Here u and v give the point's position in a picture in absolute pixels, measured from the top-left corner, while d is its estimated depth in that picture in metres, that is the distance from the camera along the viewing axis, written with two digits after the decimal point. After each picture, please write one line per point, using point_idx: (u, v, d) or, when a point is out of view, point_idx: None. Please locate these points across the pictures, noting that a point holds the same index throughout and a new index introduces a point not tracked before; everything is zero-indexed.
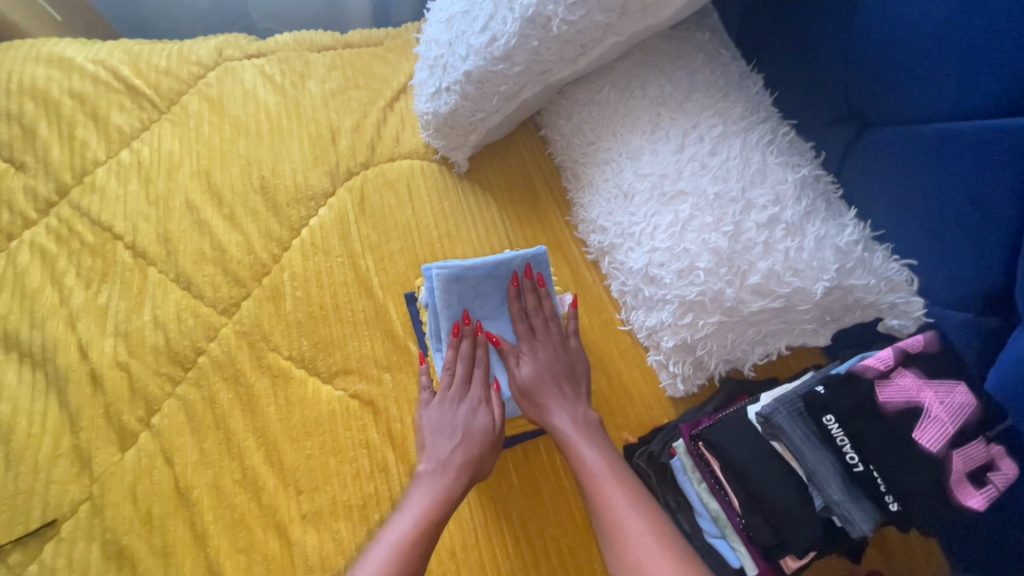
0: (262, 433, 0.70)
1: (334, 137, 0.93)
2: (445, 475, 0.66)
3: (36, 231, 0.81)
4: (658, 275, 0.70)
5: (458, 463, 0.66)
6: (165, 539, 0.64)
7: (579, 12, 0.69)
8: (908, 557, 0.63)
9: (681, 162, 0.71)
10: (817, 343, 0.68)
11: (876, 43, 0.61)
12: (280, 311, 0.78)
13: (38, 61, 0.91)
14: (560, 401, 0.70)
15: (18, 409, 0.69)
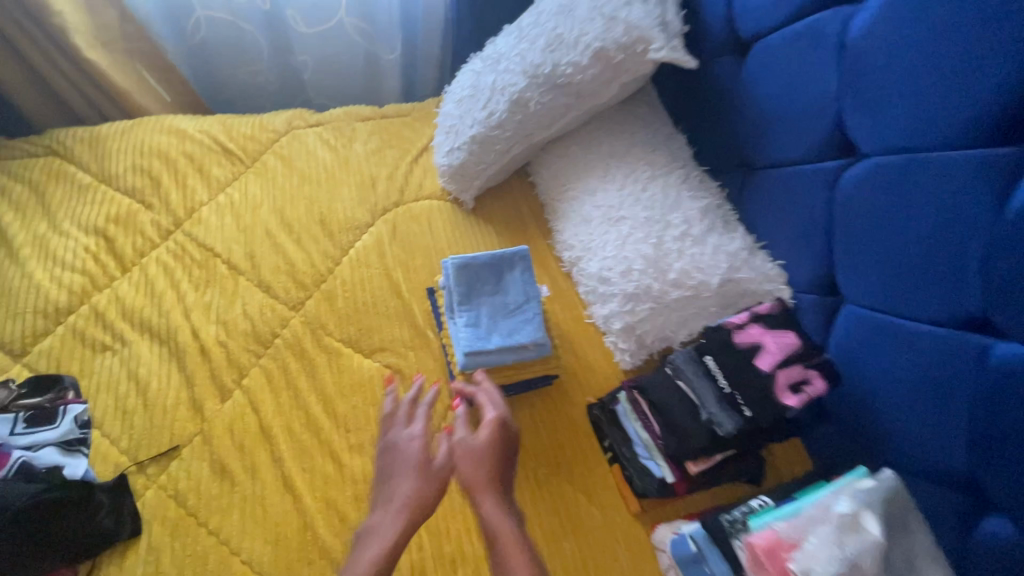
0: (321, 391, 0.97)
1: (374, 184, 1.25)
2: (389, 521, 0.67)
3: (159, 250, 1.11)
4: (608, 276, 0.97)
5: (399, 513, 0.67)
6: (253, 460, 0.89)
7: (548, 97, 0.99)
8: (786, 459, 0.88)
9: (622, 196, 1.00)
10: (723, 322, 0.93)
11: (747, 116, 0.91)
12: (334, 307, 1.06)
13: (161, 132, 1.25)
14: (495, 473, 0.73)
15: (151, 372, 0.96)
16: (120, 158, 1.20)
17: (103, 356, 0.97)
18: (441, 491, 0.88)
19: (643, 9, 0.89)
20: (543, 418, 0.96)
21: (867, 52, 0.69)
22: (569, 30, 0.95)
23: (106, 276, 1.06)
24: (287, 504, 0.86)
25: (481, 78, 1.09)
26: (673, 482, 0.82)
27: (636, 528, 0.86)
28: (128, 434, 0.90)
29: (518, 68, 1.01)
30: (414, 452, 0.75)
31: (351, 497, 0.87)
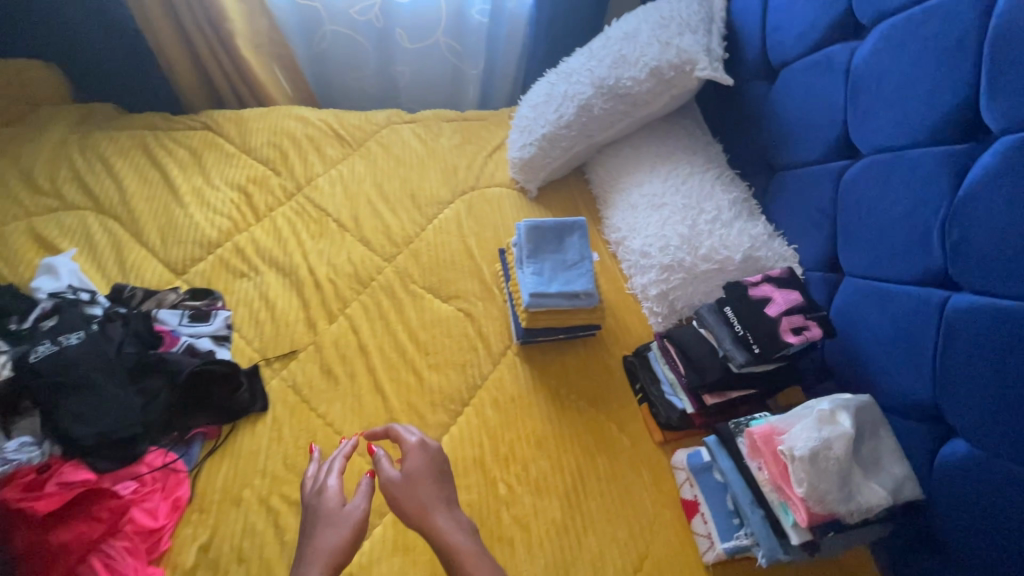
0: (407, 323, 1.19)
1: (455, 171, 1.51)
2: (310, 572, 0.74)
3: (285, 207, 1.38)
4: (648, 251, 1.17)
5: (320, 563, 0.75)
6: (353, 367, 1.12)
7: (610, 104, 1.23)
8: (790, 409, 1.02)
9: (665, 187, 1.21)
10: None
11: (773, 126, 1.11)
12: (419, 262, 1.30)
13: (290, 117, 1.55)
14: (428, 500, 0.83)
15: (277, 295, 1.21)
16: (259, 136, 1.50)
17: (242, 280, 1.23)
18: (500, 407, 1.08)
19: (693, 38, 1.12)
20: (586, 363, 1.16)
21: (866, 75, 0.89)
22: (631, 51, 1.18)
23: (244, 222, 1.33)
24: (378, 402, 1.08)
25: (555, 87, 1.33)
26: (692, 412, 1.01)
27: (657, 454, 1.04)
28: (259, 337, 1.14)
29: (587, 80, 1.25)
30: (331, 511, 0.82)
31: (428, 402, 1.08)
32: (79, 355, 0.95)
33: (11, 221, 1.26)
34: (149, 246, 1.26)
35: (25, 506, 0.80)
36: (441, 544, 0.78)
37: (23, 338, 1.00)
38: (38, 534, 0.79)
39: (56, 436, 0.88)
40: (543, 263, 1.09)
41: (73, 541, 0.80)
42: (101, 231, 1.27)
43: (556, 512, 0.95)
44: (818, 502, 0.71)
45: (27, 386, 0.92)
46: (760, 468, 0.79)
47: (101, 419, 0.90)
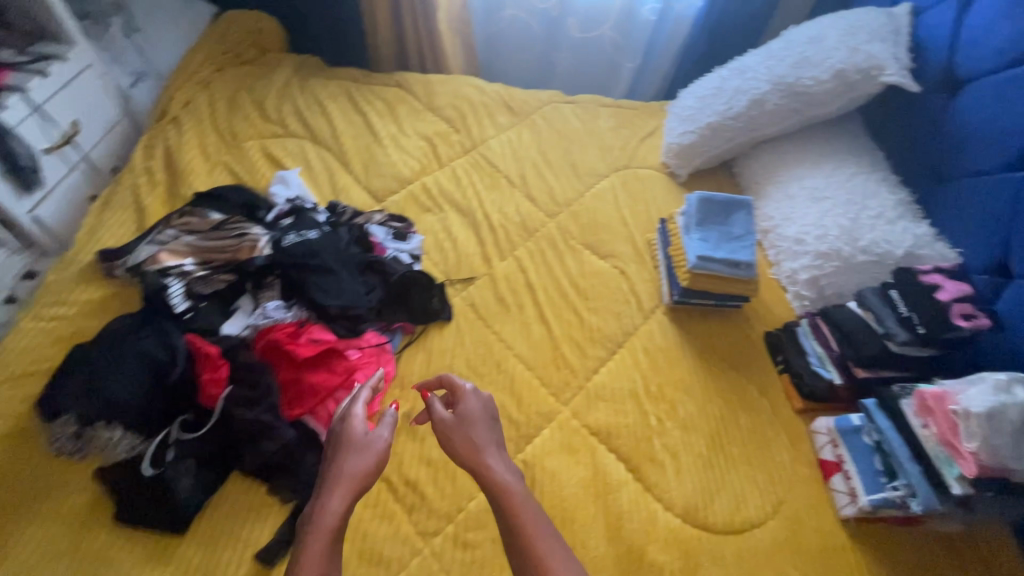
0: (568, 271, 1.33)
1: (610, 150, 1.64)
2: (339, 501, 0.72)
3: (462, 159, 1.56)
4: (804, 238, 1.25)
5: (351, 486, 0.74)
6: (521, 300, 1.27)
7: (785, 100, 1.34)
8: None
9: (827, 183, 1.29)
10: None
11: (950, 135, 1.18)
12: (578, 222, 1.44)
13: (468, 85, 1.75)
14: (481, 436, 0.82)
15: (457, 230, 1.38)
16: (441, 97, 1.70)
17: (427, 214, 1.42)
18: (650, 354, 1.20)
19: (882, 46, 1.24)
20: (729, 332, 1.26)
21: None
22: (815, 55, 1.30)
23: (429, 167, 1.52)
24: (543, 331, 1.22)
25: (726, 83, 1.45)
26: (839, 383, 1.10)
27: (795, 420, 1.12)
28: (443, 262, 1.31)
29: (764, 77, 1.37)
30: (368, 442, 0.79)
31: (587, 339, 1.21)
32: (321, 246, 1.17)
33: (248, 139, 1.51)
34: (354, 175, 1.47)
35: (288, 348, 1.01)
36: (495, 485, 0.75)
37: (273, 229, 1.23)
38: (296, 372, 1.00)
39: (306, 305, 1.10)
40: (710, 232, 1.20)
41: (319, 383, 0.99)
42: (316, 158, 1.49)
43: (702, 449, 1.06)
44: (989, 455, 0.82)
45: (282, 264, 1.14)
46: (926, 425, 0.94)
47: (338, 297, 1.10)
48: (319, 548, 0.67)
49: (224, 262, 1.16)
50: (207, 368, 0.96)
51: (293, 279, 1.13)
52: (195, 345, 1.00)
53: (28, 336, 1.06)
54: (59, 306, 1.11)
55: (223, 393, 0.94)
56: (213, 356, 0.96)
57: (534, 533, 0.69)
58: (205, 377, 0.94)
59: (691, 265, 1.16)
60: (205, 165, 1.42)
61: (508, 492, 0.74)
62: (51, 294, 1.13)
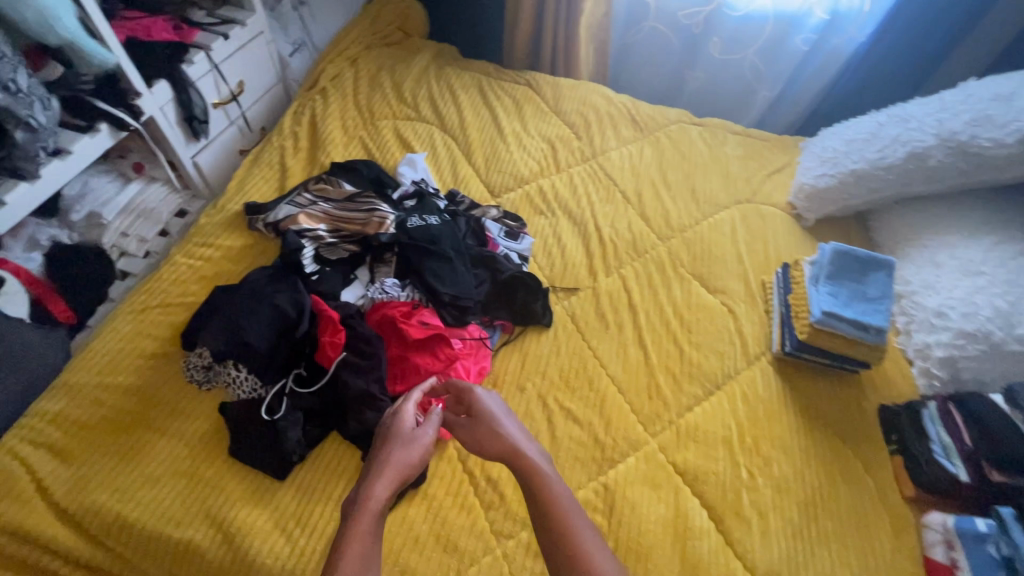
0: (674, 300, 1.30)
1: (734, 180, 1.57)
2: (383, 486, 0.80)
3: (581, 167, 1.55)
4: (947, 312, 1.13)
5: (394, 472, 0.82)
6: (622, 320, 1.25)
7: (952, 158, 1.22)
8: None
9: (985, 257, 1.16)
10: None
11: None
12: (691, 250, 1.40)
13: (597, 93, 1.73)
14: (501, 430, 0.89)
15: (567, 238, 1.38)
16: (569, 102, 1.70)
17: (540, 217, 1.43)
18: (749, 402, 1.14)
19: None
20: (839, 395, 1.18)
21: None
22: (1001, 115, 1.18)
23: (547, 171, 1.53)
24: (640, 356, 1.19)
25: (883, 129, 1.35)
26: (966, 481, 0.98)
27: (902, 507, 1.03)
28: (550, 267, 1.32)
29: (931, 131, 1.25)
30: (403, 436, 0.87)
31: (686, 372, 1.17)
32: (441, 233, 1.21)
33: (383, 118, 1.59)
34: (475, 167, 1.51)
35: (401, 326, 1.06)
36: (522, 470, 0.83)
37: (398, 209, 1.30)
38: (404, 351, 1.05)
39: (420, 288, 1.14)
40: (843, 287, 1.12)
41: (423, 365, 1.04)
42: (442, 144, 1.54)
43: (795, 514, 0.99)
44: None
45: (403, 244, 1.20)
46: None
47: (451, 286, 1.13)
48: (368, 526, 0.75)
49: (350, 232, 1.23)
50: (326, 330, 1.03)
51: (411, 260, 1.18)
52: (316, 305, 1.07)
53: (179, 270, 1.19)
54: (206, 248, 1.23)
55: (338, 357, 1.01)
56: (332, 320, 1.03)
57: (564, 507, 0.79)
58: (324, 339, 1.01)
59: (814, 319, 1.10)
60: (343, 137, 1.51)
61: (533, 474, 0.83)
62: (201, 236, 1.25)
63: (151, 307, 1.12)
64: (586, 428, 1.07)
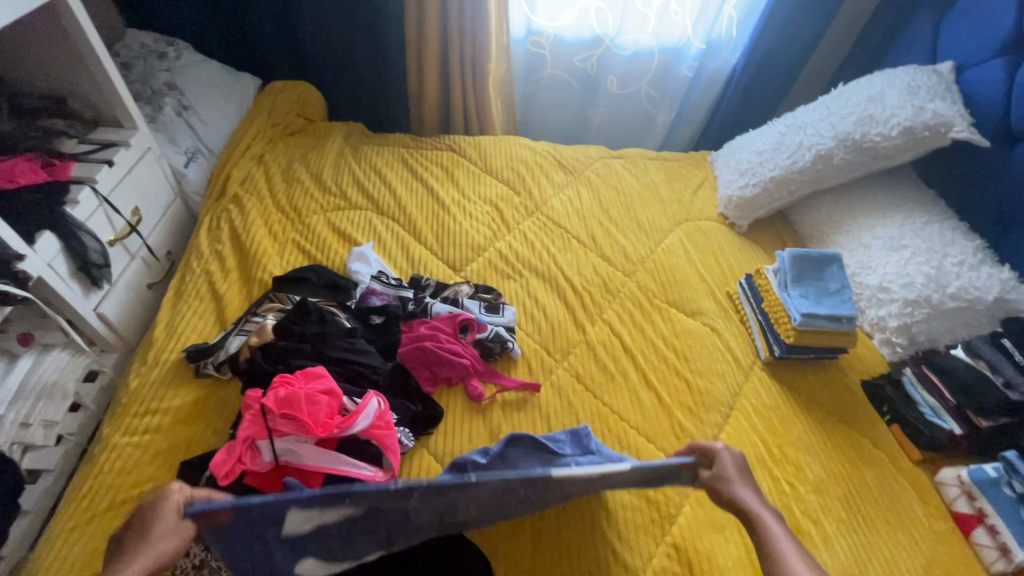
0: (661, 333, 1.32)
1: (669, 202, 1.66)
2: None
3: (530, 223, 1.55)
4: (889, 286, 1.27)
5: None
6: (624, 368, 1.25)
7: (852, 155, 1.38)
8: None
9: (903, 230, 1.33)
10: (981, 330, 1.20)
11: (1008, 183, 1.26)
12: (657, 279, 1.45)
13: (520, 147, 1.76)
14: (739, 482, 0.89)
15: (543, 297, 1.37)
16: (497, 159, 1.71)
17: (511, 281, 1.40)
18: (761, 414, 1.19)
19: (944, 104, 1.29)
20: (830, 384, 1.26)
21: None
22: (881, 112, 1.34)
23: (499, 233, 1.51)
24: (653, 398, 1.19)
25: (785, 138, 1.51)
26: (960, 432, 1.11)
27: (918, 471, 1.12)
28: (538, 331, 1.29)
29: (828, 134, 1.41)
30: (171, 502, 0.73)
31: (699, 403, 1.20)
32: (416, 362, 1.14)
33: (312, 215, 1.47)
34: (427, 246, 1.44)
35: (291, 391, 0.89)
36: (754, 520, 0.84)
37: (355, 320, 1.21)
38: (285, 414, 0.88)
39: (434, 505, 0.79)
40: (807, 287, 1.25)
41: (289, 394, 0.89)
42: (385, 229, 1.46)
43: (841, 512, 1.05)
44: None
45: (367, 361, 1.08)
46: None
47: (561, 447, 1.02)
48: None
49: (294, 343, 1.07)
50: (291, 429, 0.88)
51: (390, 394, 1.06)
52: (236, 459, 0.86)
53: (123, 454, 0.96)
54: (150, 416, 1.01)
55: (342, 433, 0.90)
56: (277, 417, 0.88)
57: (789, 553, 0.77)
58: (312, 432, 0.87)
59: (797, 322, 1.19)
60: (274, 245, 1.37)
61: (760, 523, 0.83)
62: (137, 404, 1.03)
63: (100, 513, 0.89)
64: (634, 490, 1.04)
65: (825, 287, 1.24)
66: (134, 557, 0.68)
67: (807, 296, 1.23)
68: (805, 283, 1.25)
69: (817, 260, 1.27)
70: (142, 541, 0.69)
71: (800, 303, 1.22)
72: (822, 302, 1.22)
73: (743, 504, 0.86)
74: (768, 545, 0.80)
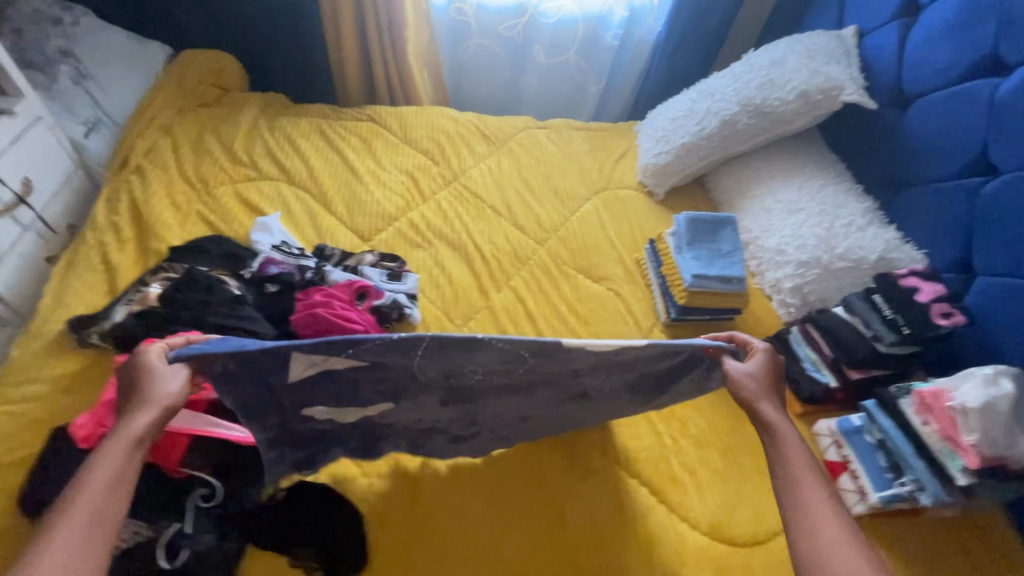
0: (566, 299, 1.34)
1: (589, 171, 1.67)
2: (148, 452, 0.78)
3: (445, 193, 1.55)
4: (784, 249, 1.30)
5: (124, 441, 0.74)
6: (524, 332, 1.27)
7: (755, 120, 1.40)
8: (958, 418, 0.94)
9: (801, 194, 1.36)
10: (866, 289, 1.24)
11: (898, 145, 1.29)
12: (568, 246, 1.46)
13: (442, 117, 1.74)
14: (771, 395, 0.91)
15: (450, 265, 1.37)
16: (418, 129, 1.69)
17: (420, 250, 1.40)
18: None
19: (838, 68, 1.31)
20: None
21: (1011, 104, 1.05)
22: (780, 77, 1.36)
23: (413, 203, 1.51)
24: None
25: (696, 105, 1.51)
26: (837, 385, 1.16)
27: (799, 424, 1.16)
28: (442, 298, 1.30)
29: (733, 99, 1.42)
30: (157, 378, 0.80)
31: None
32: (310, 328, 1.13)
33: (220, 186, 1.45)
34: (337, 217, 1.44)
35: None
36: (766, 427, 0.86)
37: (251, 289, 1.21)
38: None
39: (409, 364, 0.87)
40: (700, 250, 1.27)
41: None
42: (295, 200, 1.45)
43: (718, 463, 1.09)
44: (989, 446, 0.89)
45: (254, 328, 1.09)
46: (926, 422, 0.98)
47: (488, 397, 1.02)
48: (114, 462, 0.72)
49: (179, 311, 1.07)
50: None
51: None
52: (98, 423, 0.87)
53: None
54: (29, 385, 1.01)
55: None
56: None
57: (798, 464, 0.80)
58: None
59: (688, 284, 1.22)
60: (176, 216, 1.35)
61: (771, 429, 0.86)
62: (16, 373, 1.02)
63: None
64: (518, 447, 1.07)
65: (718, 250, 1.27)
66: (131, 421, 0.76)
67: (700, 258, 1.26)
68: (699, 245, 1.28)
69: (713, 223, 1.29)
70: (140, 396, 0.78)
71: (693, 265, 1.24)
72: (714, 264, 1.26)
73: (764, 411, 0.88)
74: (779, 462, 0.82)
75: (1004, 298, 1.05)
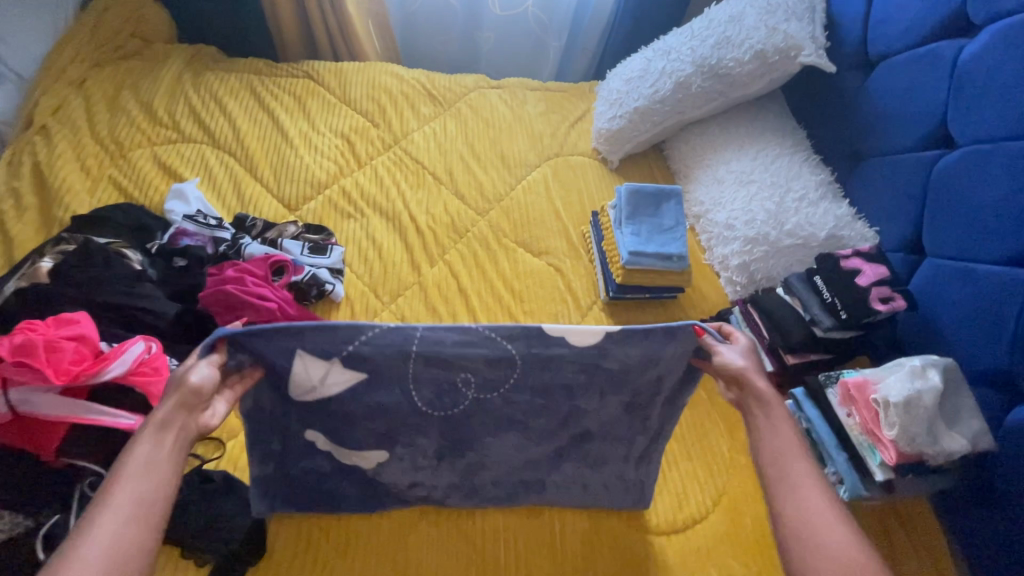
0: (502, 274, 1.27)
1: (540, 136, 1.56)
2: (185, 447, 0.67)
3: (383, 158, 1.45)
4: (733, 224, 1.22)
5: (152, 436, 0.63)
6: (454, 310, 1.20)
7: (710, 83, 1.29)
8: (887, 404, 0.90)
9: (755, 164, 1.27)
10: None
11: (858, 114, 1.20)
12: (510, 217, 1.38)
13: (385, 74, 1.61)
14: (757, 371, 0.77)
15: (381, 237, 1.30)
16: (358, 87, 1.57)
17: (350, 221, 1.32)
18: None
19: (798, 25, 1.21)
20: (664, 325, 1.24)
21: (972, 71, 0.96)
22: (736, 34, 1.25)
23: (346, 169, 1.41)
24: None
25: (651, 64, 1.40)
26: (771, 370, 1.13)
27: (732, 408, 1.13)
28: (369, 274, 1.24)
29: (688, 58, 1.31)
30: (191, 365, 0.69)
31: None
32: (220, 306, 1.06)
33: (136, 149, 1.35)
34: (263, 184, 1.35)
35: (27, 338, 0.83)
36: (760, 402, 0.74)
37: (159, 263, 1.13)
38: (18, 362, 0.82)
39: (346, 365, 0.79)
40: (641, 223, 1.20)
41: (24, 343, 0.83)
42: (218, 164, 1.35)
43: None
44: (907, 441, 0.86)
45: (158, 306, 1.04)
46: (850, 414, 0.96)
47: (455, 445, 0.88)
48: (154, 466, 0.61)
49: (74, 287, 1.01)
50: (27, 379, 0.82)
51: None
52: None
53: None
54: None
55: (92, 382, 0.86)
56: (10, 366, 0.82)
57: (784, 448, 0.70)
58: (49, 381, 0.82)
59: (625, 261, 1.16)
60: (84, 182, 1.26)
61: (766, 405, 0.74)
62: None
63: None
64: None
65: (659, 224, 1.20)
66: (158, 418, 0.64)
67: (639, 234, 1.19)
68: (640, 219, 1.21)
69: (656, 196, 1.22)
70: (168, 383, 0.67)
71: (632, 241, 1.18)
72: (654, 239, 1.19)
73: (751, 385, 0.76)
74: (765, 445, 0.72)
75: (943, 281, 0.99)
